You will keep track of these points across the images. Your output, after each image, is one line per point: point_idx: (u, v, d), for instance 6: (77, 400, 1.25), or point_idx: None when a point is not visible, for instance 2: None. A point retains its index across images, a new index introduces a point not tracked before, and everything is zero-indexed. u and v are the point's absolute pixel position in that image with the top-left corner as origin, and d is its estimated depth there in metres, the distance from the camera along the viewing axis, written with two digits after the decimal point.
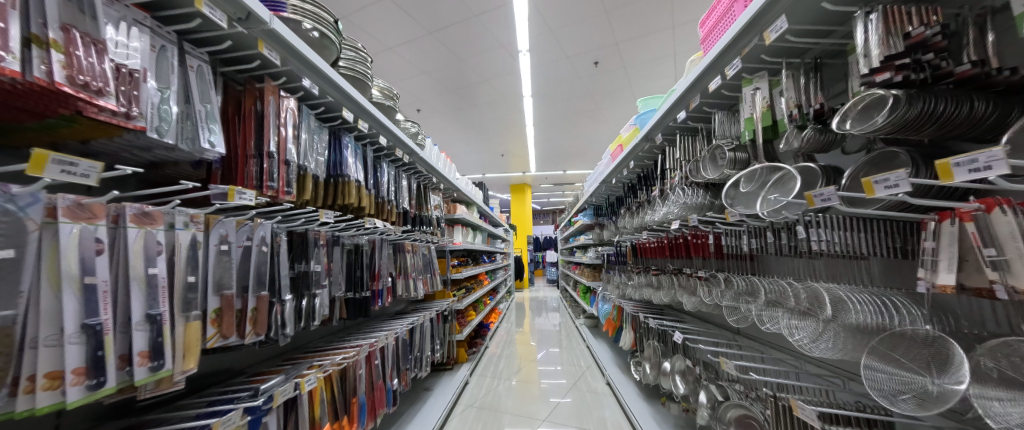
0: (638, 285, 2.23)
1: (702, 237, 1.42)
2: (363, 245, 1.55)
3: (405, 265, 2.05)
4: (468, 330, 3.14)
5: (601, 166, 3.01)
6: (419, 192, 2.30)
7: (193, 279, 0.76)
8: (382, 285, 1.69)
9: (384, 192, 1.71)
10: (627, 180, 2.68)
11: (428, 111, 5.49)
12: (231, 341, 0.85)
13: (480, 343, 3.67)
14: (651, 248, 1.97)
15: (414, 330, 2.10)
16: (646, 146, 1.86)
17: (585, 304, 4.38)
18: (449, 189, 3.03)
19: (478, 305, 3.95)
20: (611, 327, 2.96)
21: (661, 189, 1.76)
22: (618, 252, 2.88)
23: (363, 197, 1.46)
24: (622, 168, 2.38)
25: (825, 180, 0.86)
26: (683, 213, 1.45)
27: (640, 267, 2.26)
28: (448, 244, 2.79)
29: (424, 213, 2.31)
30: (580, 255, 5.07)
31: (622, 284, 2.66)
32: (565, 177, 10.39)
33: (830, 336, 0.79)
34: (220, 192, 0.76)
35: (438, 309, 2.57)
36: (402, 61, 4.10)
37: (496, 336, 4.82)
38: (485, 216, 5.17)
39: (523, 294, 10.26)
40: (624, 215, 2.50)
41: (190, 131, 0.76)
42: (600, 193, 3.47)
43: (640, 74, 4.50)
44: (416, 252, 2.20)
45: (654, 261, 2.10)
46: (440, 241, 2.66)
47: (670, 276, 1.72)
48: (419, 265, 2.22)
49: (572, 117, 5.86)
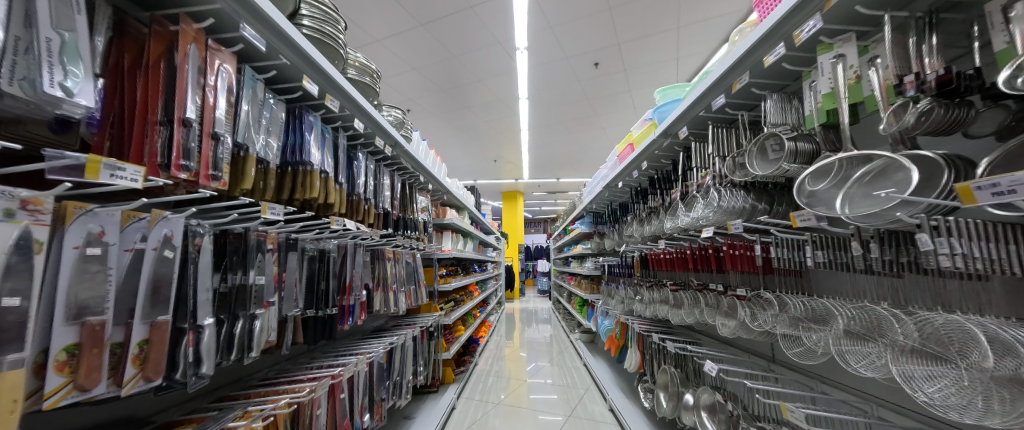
0: (649, 301, 1.98)
1: (743, 248, 1.18)
2: (331, 251, 1.27)
3: (384, 275, 1.76)
4: (456, 347, 2.85)
5: (604, 170, 2.79)
6: (404, 192, 2.02)
7: (18, 301, 0.46)
8: (353, 301, 1.39)
9: (360, 188, 1.44)
10: (634, 184, 2.47)
11: (419, 112, 5.24)
12: (95, 394, 0.55)
13: (469, 361, 3.36)
14: (668, 260, 1.73)
15: (393, 352, 1.80)
16: (664, 143, 1.64)
17: (581, 317, 4.12)
18: (438, 191, 2.76)
19: (468, 319, 3.65)
20: (614, 346, 2.70)
21: (683, 192, 1.53)
22: (622, 263, 2.64)
23: (330, 191, 1.18)
24: (631, 170, 2.16)
25: (955, 170, 0.63)
26: (719, 219, 1.21)
27: (652, 281, 2.01)
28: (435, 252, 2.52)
29: (409, 216, 2.03)
30: (576, 265, 4.83)
31: (628, 298, 2.41)
32: (558, 184, 10.21)
33: (995, 394, 0.54)
34: (74, 162, 0.47)
35: (422, 325, 2.27)
36: (391, 55, 3.85)
37: (486, 351, 4.50)
38: (476, 223, 4.90)
39: (513, 305, 9.94)
40: (632, 223, 2.26)
41: (29, 68, 0.47)
42: (601, 200, 3.25)
43: (641, 78, 4.36)
44: (399, 261, 1.91)
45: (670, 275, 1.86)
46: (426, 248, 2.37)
47: (696, 293, 1.48)
48: (401, 276, 1.94)
49: (568, 122, 5.68)
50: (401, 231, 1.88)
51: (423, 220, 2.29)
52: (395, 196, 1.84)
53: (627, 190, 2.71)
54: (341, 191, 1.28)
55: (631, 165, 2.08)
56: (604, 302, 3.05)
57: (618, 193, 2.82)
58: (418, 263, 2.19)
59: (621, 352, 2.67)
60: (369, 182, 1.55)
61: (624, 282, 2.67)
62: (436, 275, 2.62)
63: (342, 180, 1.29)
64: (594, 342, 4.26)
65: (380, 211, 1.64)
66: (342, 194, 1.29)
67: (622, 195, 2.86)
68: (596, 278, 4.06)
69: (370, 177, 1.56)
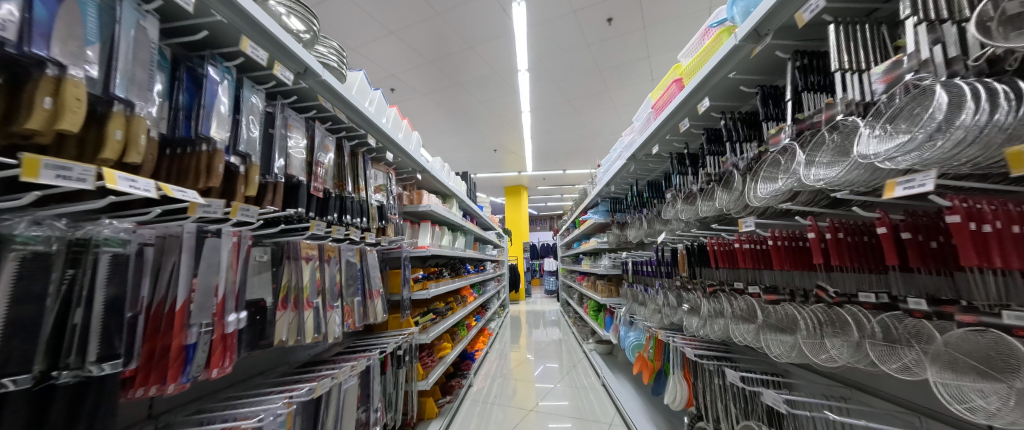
0: (715, 316, 1.30)
1: (1005, 219, 0.52)
2: (112, 244, 0.62)
3: (298, 284, 1.11)
4: (440, 371, 2.21)
5: (628, 135, 2.10)
6: (341, 159, 1.36)
7: None
8: (197, 336, 0.75)
9: (208, 128, 0.78)
10: (675, 148, 1.78)
11: (406, 92, 4.60)
12: None
13: (460, 384, 2.71)
14: (760, 254, 1.07)
15: (318, 405, 1.14)
16: (753, 47, 0.96)
17: (596, 325, 3.45)
18: (409, 169, 2.09)
19: (460, 331, 3.01)
20: (646, 371, 2.04)
21: (805, 127, 0.85)
22: (657, 259, 1.96)
23: (73, 108, 0.53)
24: (677, 121, 1.47)
25: None
26: (948, 155, 0.54)
27: (718, 285, 1.34)
28: (404, 248, 1.88)
29: (352, 194, 1.38)
30: (587, 262, 4.18)
31: (670, 308, 1.74)
32: (563, 177, 9.50)
33: None
34: None
35: (381, 350, 1.63)
36: (361, 13, 3.21)
37: (486, 364, 3.86)
38: (471, 216, 4.25)
39: (519, 306, 9.29)
40: (678, 200, 1.57)
41: None
42: (622, 179, 2.56)
43: (662, 38, 3.69)
44: (330, 262, 1.26)
45: (756, 277, 1.17)
46: (385, 243, 1.71)
47: (837, 311, 0.81)
48: (338, 282, 1.29)
49: (574, 100, 5.00)
50: (331, 215, 1.23)
51: (382, 204, 1.63)
52: (319, 160, 1.18)
53: (663, 162, 2.01)
54: (133, 118, 0.63)
55: (679, 111, 1.38)
56: (628, 310, 2.39)
57: (647, 168, 2.12)
58: (372, 264, 1.54)
59: (656, 378, 2.00)
60: (243, 123, 0.88)
61: (659, 285, 1.99)
62: (407, 280, 1.97)
63: (138, 98, 0.63)
64: (613, 354, 3.59)
65: (277, 178, 0.98)
66: (140, 126, 0.63)
67: (654, 171, 2.17)
68: (613, 278, 3.39)
69: (247, 117, 0.90)
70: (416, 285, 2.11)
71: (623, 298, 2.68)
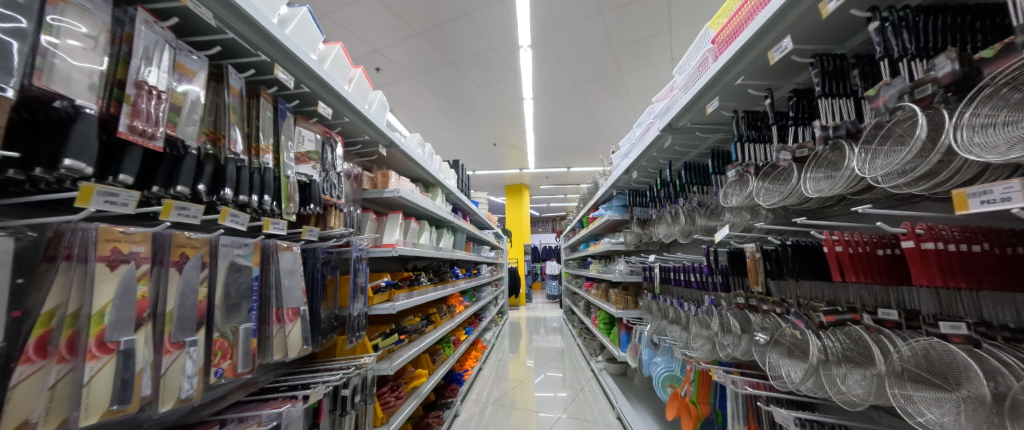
0: (845, 366, 0.77)
1: None
2: None
3: (86, 310, 0.58)
4: (411, 409, 1.67)
5: (666, 98, 1.57)
6: (224, 99, 0.84)
7: None
8: None
9: None
10: (741, 107, 1.24)
11: (393, 72, 4.09)
12: None
13: (441, 417, 2.16)
14: (974, 261, 0.59)
15: None
16: None
17: (608, 341, 2.92)
18: (370, 140, 1.56)
19: (443, 350, 2.47)
20: (685, 417, 1.50)
21: None
22: (705, 265, 1.42)
23: None
24: (766, 49, 0.93)
25: None
26: None
27: (845, 310, 0.82)
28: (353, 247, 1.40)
29: (245, 157, 0.86)
30: (595, 266, 3.66)
31: (732, 338, 1.20)
32: (567, 175, 8.95)
33: None
34: None
35: (311, 394, 1.09)
36: None
37: (478, 382, 3.31)
38: (464, 211, 3.73)
39: (518, 312, 8.72)
40: (763, 176, 1.05)
41: None
42: (648, 164, 2.01)
43: (687, 7, 3.18)
44: (182, 266, 0.73)
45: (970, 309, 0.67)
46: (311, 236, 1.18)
47: None
48: (204, 302, 0.77)
49: (582, 85, 4.50)
50: (181, 184, 0.70)
51: (315, 180, 1.10)
52: (144, 78, 0.64)
53: (715, 132, 1.47)
54: None
55: (780, 22, 0.83)
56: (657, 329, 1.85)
57: (689, 143, 1.58)
58: (289, 268, 1.00)
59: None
60: None
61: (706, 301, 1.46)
62: (358, 290, 1.44)
63: None
64: (627, 375, 3.04)
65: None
66: None
67: (698, 148, 1.61)
68: (630, 287, 2.85)
69: None
70: (378, 297, 1.59)
71: (647, 312, 2.14)
